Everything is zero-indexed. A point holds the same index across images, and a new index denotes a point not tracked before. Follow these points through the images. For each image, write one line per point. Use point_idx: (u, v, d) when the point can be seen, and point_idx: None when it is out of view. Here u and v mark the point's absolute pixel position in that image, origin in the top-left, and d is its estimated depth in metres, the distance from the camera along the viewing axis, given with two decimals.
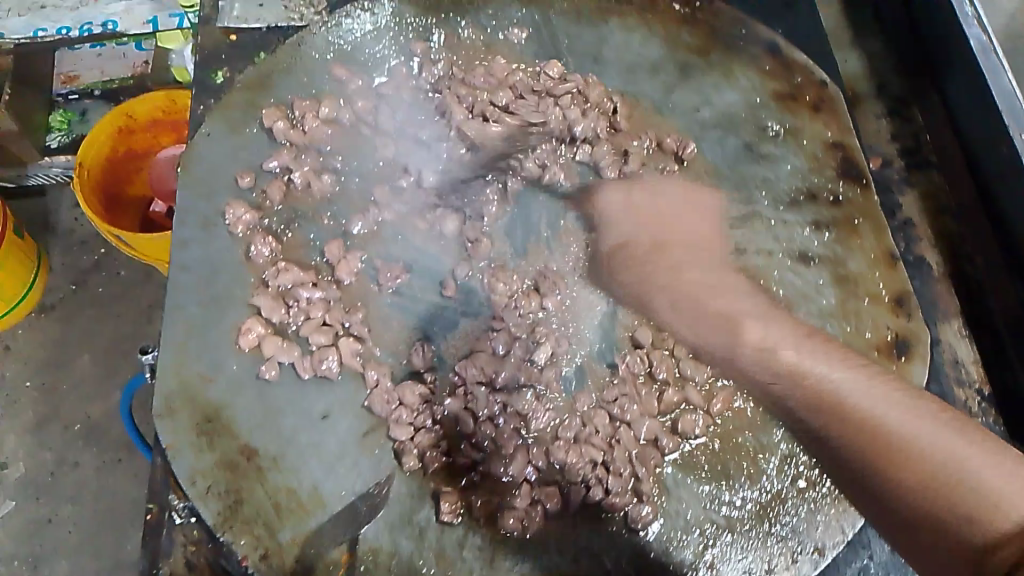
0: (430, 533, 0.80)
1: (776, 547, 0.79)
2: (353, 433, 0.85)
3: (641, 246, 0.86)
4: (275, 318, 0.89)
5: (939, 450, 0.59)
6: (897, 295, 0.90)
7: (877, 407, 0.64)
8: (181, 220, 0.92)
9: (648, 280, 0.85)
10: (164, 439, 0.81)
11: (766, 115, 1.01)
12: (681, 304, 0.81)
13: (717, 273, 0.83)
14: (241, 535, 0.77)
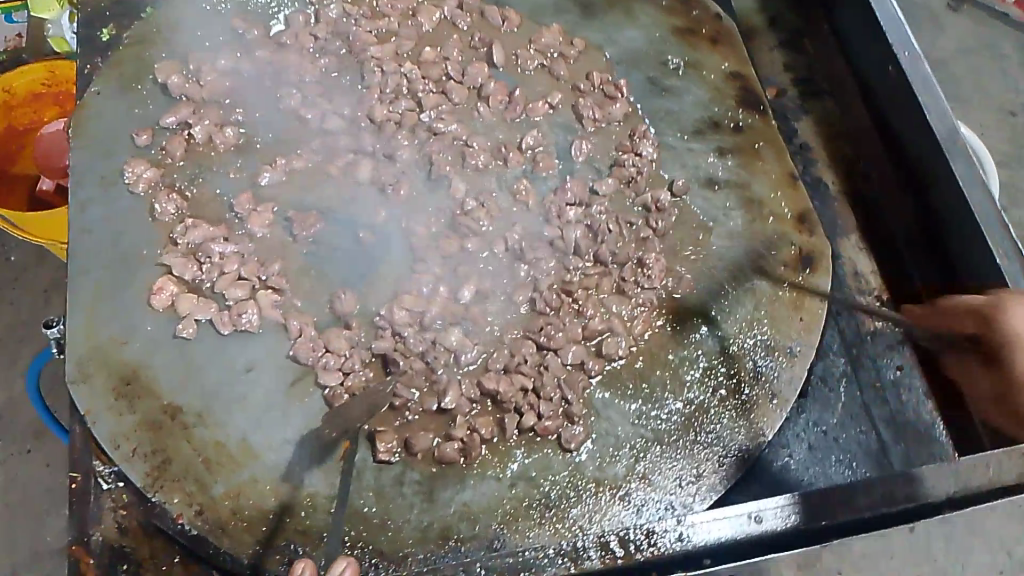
0: (367, 473, 0.80)
1: (702, 453, 0.83)
2: (280, 381, 0.83)
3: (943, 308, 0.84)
4: (190, 274, 0.87)
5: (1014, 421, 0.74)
6: (799, 213, 0.95)
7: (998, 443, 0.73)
8: (79, 182, 0.89)
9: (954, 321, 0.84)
10: (81, 405, 0.79)
11: (666, 49, 1.03)
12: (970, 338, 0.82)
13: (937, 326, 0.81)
14: (173, 493, 0.77)
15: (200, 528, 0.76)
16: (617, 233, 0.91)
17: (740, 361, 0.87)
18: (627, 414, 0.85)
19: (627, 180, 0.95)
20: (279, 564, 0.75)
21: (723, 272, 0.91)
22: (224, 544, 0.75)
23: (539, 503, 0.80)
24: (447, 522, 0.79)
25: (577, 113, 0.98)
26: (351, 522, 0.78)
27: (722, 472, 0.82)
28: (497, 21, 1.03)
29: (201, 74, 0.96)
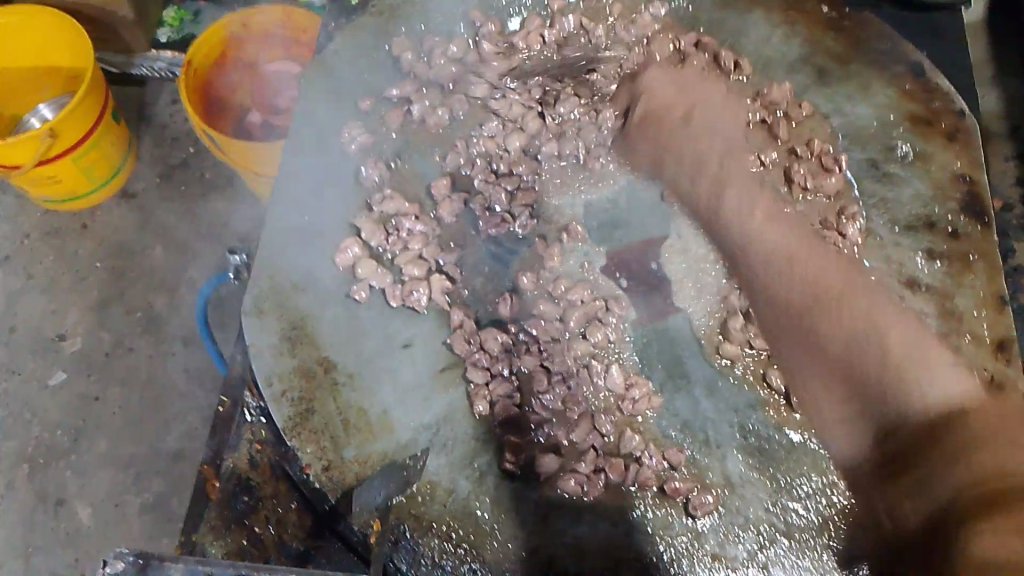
0: (489, 478, 0.80)
1: (830, 561, 0.79)
2: (430, 367, 0.84)
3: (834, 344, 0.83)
4: (369, 241, 0.90)
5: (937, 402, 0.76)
6: (1000, 339, 0.85)
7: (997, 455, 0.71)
8: (298, 125, 0.93)
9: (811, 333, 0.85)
10: (249, 336, 0.83)
11: (896, 134, 0.95)
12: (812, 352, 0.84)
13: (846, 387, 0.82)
14: (308, 443, 0.79)
15: (322, 483, 0.78)
16: None
17: None
18: (759, 498, 0.81)
19: None
20: (385, 541, 0.76)
21: None
22: (342, 507, 0.77)
23: (652, 561, 0.78)
24: (554, 550, 0.78)
25: (785, 174, 0.96)
26: (461, 519, 0.78)
27: None
28: (730, 67, 0.99)
29: (431, 56, 1.00)
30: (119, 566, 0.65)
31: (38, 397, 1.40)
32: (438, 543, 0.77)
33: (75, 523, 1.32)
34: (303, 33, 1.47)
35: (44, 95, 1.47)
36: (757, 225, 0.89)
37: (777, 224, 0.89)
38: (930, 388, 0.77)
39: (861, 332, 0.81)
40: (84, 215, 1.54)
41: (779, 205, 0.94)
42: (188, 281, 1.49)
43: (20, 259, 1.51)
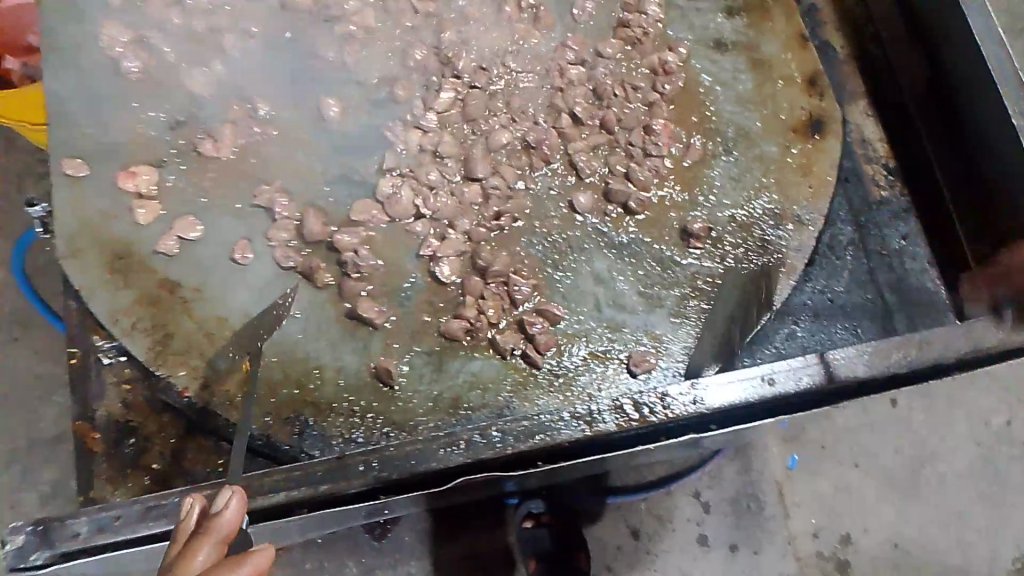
0: (374, 345, 0.79)
1: (709, 321, 0.81)
2: (272, 258, 0.80)
3: None
4: (162, 152, 0.83)
5: None
6: (809, 76, 0.92)
7: None
8: (52, 46, 0.85)
9: None
10: (75, 281, 0.78)
11: None
12: None
13: None
14: (177, 368, 0.76)
15: (206, 401, 0.75)
16: (622, 98, 0.88)
17: (749, 230, 0.85)
18: (630, 285, 0.82)
19: (634, 42, 0.90)
20: (289, 435, 0.75)
21: (729, 141, 0.88)
22: (235, 418, 0.75)
23: (549, 368, 0.79)
24: (455, 391, 0.78)
25: None
26: (358, 391, 0.78)
27: (731, 337, 0.80)
28: None
29: None
30: (19, 540, 0.63)
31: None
32: (343, 420, 0.76)
33: None
34: None
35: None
36: None
37: None
38: None
39: None
40: None
41: None
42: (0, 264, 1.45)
43: None
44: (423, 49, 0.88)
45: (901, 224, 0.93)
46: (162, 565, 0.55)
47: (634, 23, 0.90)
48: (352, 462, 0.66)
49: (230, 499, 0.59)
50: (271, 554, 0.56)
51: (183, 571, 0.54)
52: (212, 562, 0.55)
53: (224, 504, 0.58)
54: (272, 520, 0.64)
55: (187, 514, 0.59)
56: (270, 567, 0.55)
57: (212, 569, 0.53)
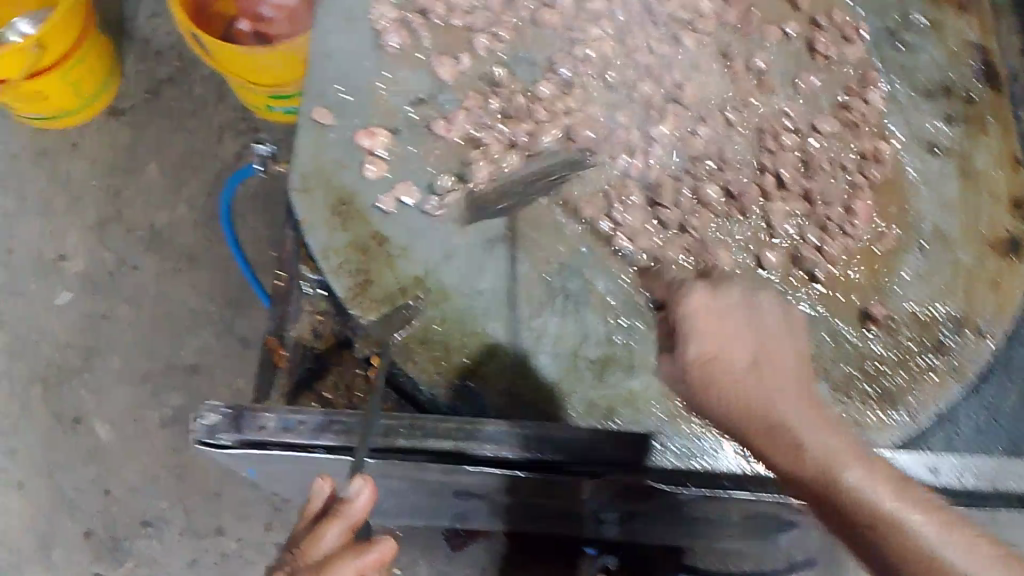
0: (546, 339, 0.83)
1: (870, 404, 0.82)
2: (476, 237, 0.87)
3: (745, 381, 0.69)
4: (402, 121, 0.91)
5: (747, 386, 0.69)
6: (1016, 195, 0.92)
7: (807, 428, 0.66)
8: (329, 9, 0.96)
9: (774, 407, 0.68)
10: (300, 213, 0.86)
11: (913, 6, 1.02)
12: (757, 416, 0.68)
13: (824, 438, 0.65)
14: (370, 311, 0.82)
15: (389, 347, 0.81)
16: (830, 172, 0.91)
17: (928, 329, 0.86)
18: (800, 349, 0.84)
19: (851, 125, 0.94)
20: (453, 399, 0.80)
21: (923, 239, 0.90)
22: (410, 368, 0.81)
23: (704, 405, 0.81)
24: (611, 403, 0.81)
25: (809, 45, 0.97)
26: (521, 378, 0.82)
27: (887, 426, 0.82)
28: None
29: None
30: (214, 418, 0.69)
31: (72, 313, 1.50)
32: (504, 400, 0.80)
33: (96, 440, 1.41)
34: None
35: (16, 11, 1.52)
36: (805, 474, 0.64)
37: (809, 468, 0.64)
38: (773, 398, 0.68)
39: (754, 350, 0.71)
40: (75, 133, 1.63)
41: (805, 73, 0.96)
42: (188, 199, 1.59)
43: (14, 180, 1.60)
44: (650, 85, 0.94)
45: None
46: (294, 543, 0.62)
47: (855, 108, 0.94)
48: (523, 431, 0.72)
49: (361, 485, 0.61)
50: (393, 546, 0.60)
51: (309, 554, 0.60)
52: (336, 547, 0.60)
53: (354, 494, 0.61)
54: (443, 466, 0.71)
55: (321, 491, 0.63)
56: (389, 560, 0.60)
57: (333, 559, 0.58)
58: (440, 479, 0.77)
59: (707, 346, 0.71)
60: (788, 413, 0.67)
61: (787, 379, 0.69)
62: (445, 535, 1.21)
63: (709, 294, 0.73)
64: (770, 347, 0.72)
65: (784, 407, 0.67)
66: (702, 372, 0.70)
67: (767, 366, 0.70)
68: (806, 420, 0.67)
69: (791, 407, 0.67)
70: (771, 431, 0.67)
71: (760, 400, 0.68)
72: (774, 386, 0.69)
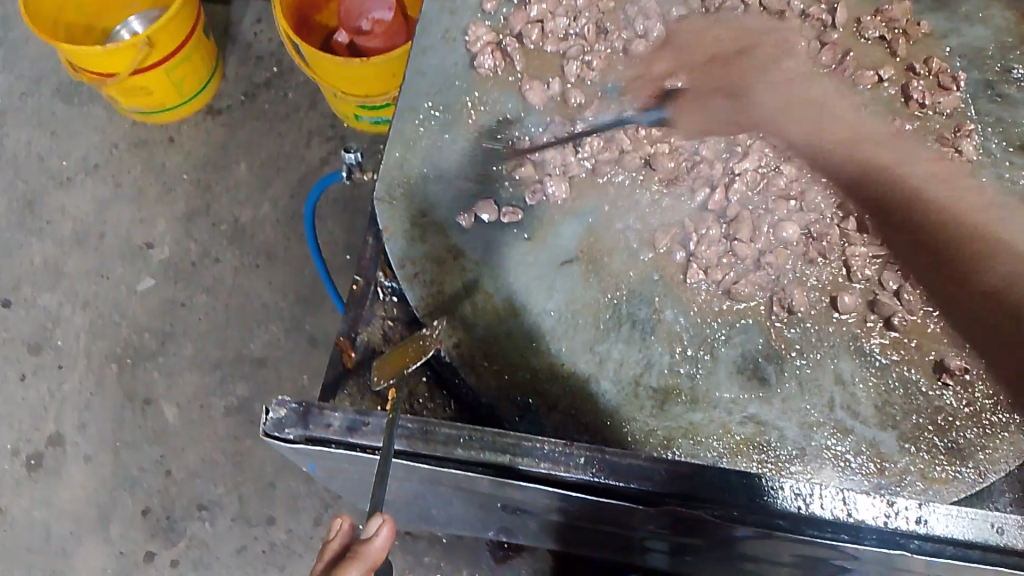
0: (609, 364, 0.84)
1: (936, 457, 0.80)
2: (551, 258, 0.89)
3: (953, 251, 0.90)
4: (485, 139, 0.93)
5: (953, 200, 0.92)
6: None
7: (970, 222, 0.91)
8: (426, 28, 0.99)
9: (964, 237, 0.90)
10: (381, 222, 0.89)
11: (1015, 58, 0.98)
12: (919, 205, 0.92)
13: (977, 217, 0.91)
14: (439, 321, 0.85)
15: (454, 358, 0.84)
16: (913, 221, 0.90)
17: (1001, 385, 0.84)
18: (868, 398, 0.83)
19: (936, 176, 0.92)
20: (513, 414, 0.82)
21: (1007, 294, 0.87)
22: (472, 380, 0.83)
23: (763, 443, 0.81)
24: (670, 432, 0.81)
25: (903, 91, 0.95)
26: (582, 399, 0.83)
27: (954, 483, 0.79)
28: None
29: None
30: (282, 412, 0.72)
31: (150, 299, 1.55)
32: (562, 419, 0.82)
33: (162, 422, 1.45)
34: None
35: (131, 10, 1.61)
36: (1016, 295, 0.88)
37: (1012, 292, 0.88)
38: (924, 184, 0.92)
39: (897, 175, 0.92)
40: (172, 128, 1.71)
41: (897, 120, 0.94)
42: (272, 199, 1.64)
43: (111, 169, 1.68)
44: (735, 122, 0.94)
45: None
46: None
47: (944, 158, 0.92)
48: (578, 452, 0.72)
49: (380, 524, 0.67)
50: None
51: None
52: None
53: (375, 532, 0.66)
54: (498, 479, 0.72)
55: (337, 533, 0.69)
56: None
57: None
58: (494, 491, 0.78)
59: (908, 198, 0.92)
60: (999, 228, 0.90)
61: (943, 185, 0.92)
62: (489, 547, 1.22)
63: (914, 160, 0.93)
64: (928, 178, 0.92)
65: (928, 188, 0.92)
66: (907, 208, 0.92)
67: (942, 188, 0.92)
68: (946, 193, 0.92)
69: (954, 203, 0.91)
70: (997, 293, 0.88)
71: (966, 220, 0.91)
72: (912, 164, 0.93)
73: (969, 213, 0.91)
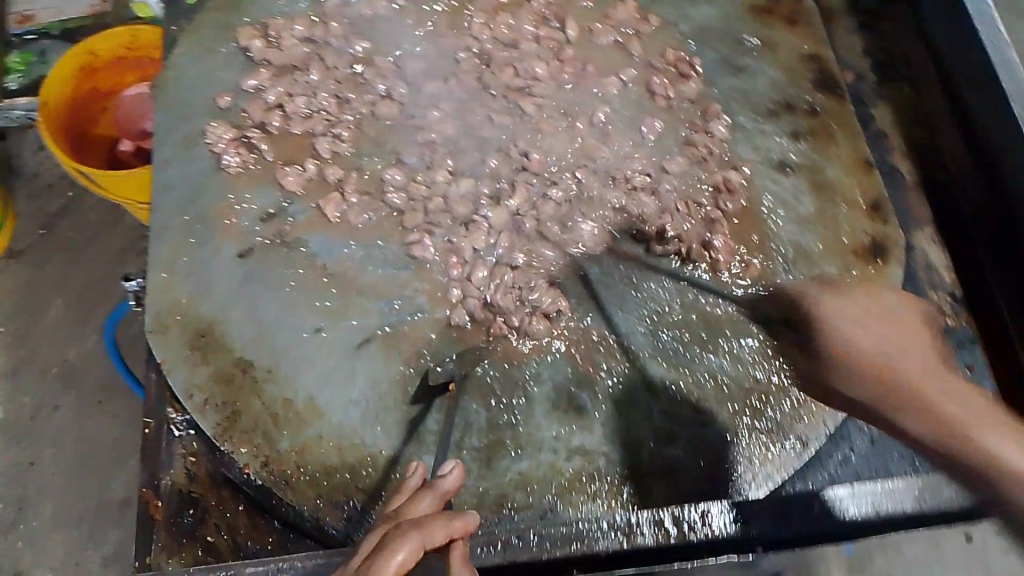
0: (427, 437, 0.81)
1: (761, 438, 0.82)
2: (349, 338, 0.85)
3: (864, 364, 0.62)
4: (249, 236, 0.89)
5: (880, 349, 0.62)
6: (873, 200, 0.93)
7: (855, 333, 0.63)
8: (162, 141, 0.93)
9: (891, 375, 0.60)
10: (158, 355, 0.84)
11: (742, 31, 1.02)
12: (869, 312, 0.64)
13: (917, 352, 0.61)
14: (242, 445, 0.80)
15: (264, 479, 0.79)
16: (685, 213, 0.90)
17: None
18: (684, 400, 0.83)
19: (700, 160, 0.93)
20: (338, 519, 0.78)
21: (787, 263, 0.89)
22: (288, 498, 0.79)
23: (591, 475, 0.80)
24: (503, 489, 0.79)
25: (647, 87, 0.97)
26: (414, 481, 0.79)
27: (780, 459, 0.82)
28: None
29: (281, 39, 0.98)
30: None
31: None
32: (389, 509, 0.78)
33: None
34: (155, 48, 1.41)
35: None
36: (905, 420, 0.59)
37: (933, 427, 0.57)
38: (844, 322, 0.64)
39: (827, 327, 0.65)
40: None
41: (650, 118, 0.95)
42: None
43: None
44: (499, 158, 0.93)
45: (966, 352, 0.92)
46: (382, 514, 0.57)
47: (700, 142, 0.94)
48: None
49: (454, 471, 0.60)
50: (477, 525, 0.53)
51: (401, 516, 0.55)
52: (431, 512, 0.56)
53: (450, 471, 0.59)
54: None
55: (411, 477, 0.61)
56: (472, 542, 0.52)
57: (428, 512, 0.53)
58: None
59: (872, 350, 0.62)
60: (901, 406, 0.59)
61: (899, 342, 0.61)
62: None
63: (827, 295, 0.67)
64: (881, 329, 0.63)
65: (869, 320, 0.64)
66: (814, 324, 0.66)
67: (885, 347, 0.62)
68: (919, 342, 0.62)
69: (859, 334, 0.63)
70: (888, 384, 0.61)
71: (876, 350, 0.62)
72: (870, 336, 0.63)
73: (898, 373, 0.60)
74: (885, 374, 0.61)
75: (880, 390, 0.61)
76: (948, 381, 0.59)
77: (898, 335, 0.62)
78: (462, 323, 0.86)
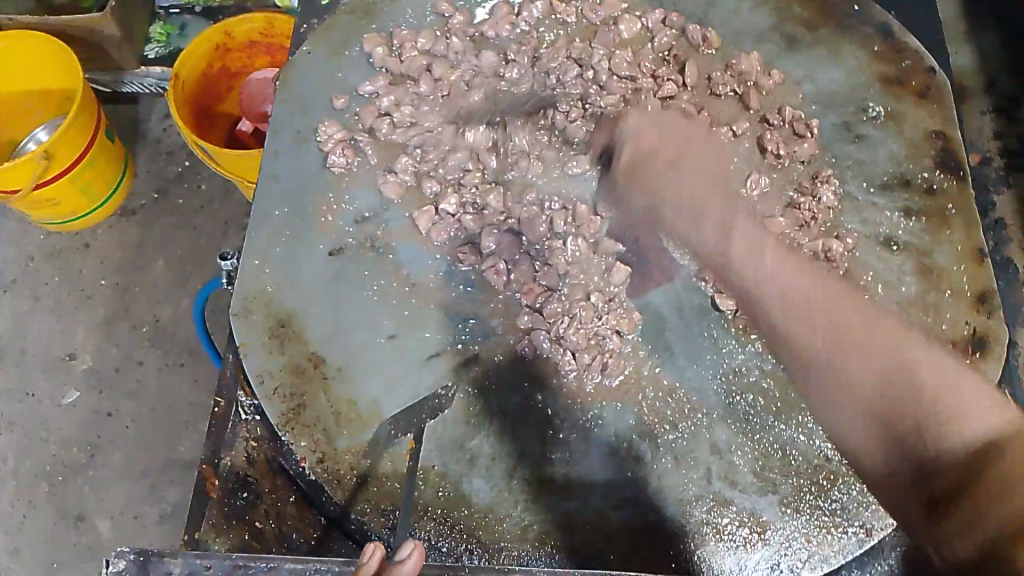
0: (480, 460, 0.82)
1: (822, 518, 0.79)
2: (422, 350, 0.86)
3: (770, 297, 0.65)
4: (342, 236, 0.91)
5: (815, 334, 0.62)
6: (980, 292, 0.88)
7: (755, 278, 0.65)
8: (278, 132, 0.96)
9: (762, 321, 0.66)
10: (239, 337, 0.86)
11: (868, 98, 0.98)
12: (790, 298, 0.64)
13: (794, 274, 0.64)
14: (302, 437, 0.82)
15: (318, 474, 0.81)
16: None
17: None
18: (746, 467, 0.81)
19: (802, 224, 0.91)
20: (383, 526, 0.78)
21: None
22: (337, 496, 0.80)
23: (640, 529, 0.79)
24: (547, 527, 0.79)
25: (758, 143, 0.95)
26: (462, 501, 0.80)
27: (840, 544, 0.78)
28: (697, 40, 1.00)
29: (402, 49, 1.00)
30: (120, 565, 0.65)
31: (37, 414, 1.43)
32: (432, 525, 0.79)
33: (97, 537, 1.35)
34: (286, 36, 1.45)
35: (34, 120, 1.49)
36: (859, 373, 0.60)
37: (833, 371, 0.61)
38: (760, 244, 0.67)
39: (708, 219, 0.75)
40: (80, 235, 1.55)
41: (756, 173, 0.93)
42: None
43: (25, 281, 1.52)
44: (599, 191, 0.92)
45: None
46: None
47: (805, 206, 0.91)
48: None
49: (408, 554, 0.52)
50: None
51: None
52: None
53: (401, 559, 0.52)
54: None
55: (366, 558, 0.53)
56: None
57: None
58: None
59: (798, 338, 0.63)
60: (811, 347, 0.62)
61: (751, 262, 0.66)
62: None
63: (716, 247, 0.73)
64: (784, 304, 0.64)
65: (776, 280, 0.64)
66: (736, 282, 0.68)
67: (797, 294, 0.64)
68: (819, 296, 0.63)
69: (787, 277, 0.64)
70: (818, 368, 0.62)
71: (773, 290, 0.65)
72: (781, 316, 0.64)
73: (767, 288, 0.65)
74: (834, 376, 0.61)
75: (822, 376, 0.62)
76: (879, 322, 0.60)
77: (785, 257, 0.65)
78: (532, 353, 0.86)
